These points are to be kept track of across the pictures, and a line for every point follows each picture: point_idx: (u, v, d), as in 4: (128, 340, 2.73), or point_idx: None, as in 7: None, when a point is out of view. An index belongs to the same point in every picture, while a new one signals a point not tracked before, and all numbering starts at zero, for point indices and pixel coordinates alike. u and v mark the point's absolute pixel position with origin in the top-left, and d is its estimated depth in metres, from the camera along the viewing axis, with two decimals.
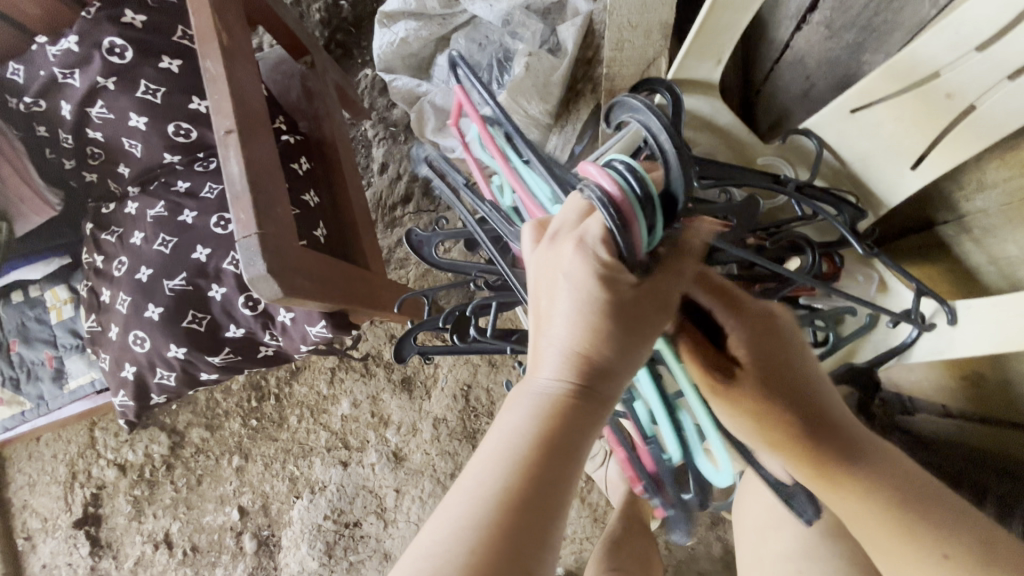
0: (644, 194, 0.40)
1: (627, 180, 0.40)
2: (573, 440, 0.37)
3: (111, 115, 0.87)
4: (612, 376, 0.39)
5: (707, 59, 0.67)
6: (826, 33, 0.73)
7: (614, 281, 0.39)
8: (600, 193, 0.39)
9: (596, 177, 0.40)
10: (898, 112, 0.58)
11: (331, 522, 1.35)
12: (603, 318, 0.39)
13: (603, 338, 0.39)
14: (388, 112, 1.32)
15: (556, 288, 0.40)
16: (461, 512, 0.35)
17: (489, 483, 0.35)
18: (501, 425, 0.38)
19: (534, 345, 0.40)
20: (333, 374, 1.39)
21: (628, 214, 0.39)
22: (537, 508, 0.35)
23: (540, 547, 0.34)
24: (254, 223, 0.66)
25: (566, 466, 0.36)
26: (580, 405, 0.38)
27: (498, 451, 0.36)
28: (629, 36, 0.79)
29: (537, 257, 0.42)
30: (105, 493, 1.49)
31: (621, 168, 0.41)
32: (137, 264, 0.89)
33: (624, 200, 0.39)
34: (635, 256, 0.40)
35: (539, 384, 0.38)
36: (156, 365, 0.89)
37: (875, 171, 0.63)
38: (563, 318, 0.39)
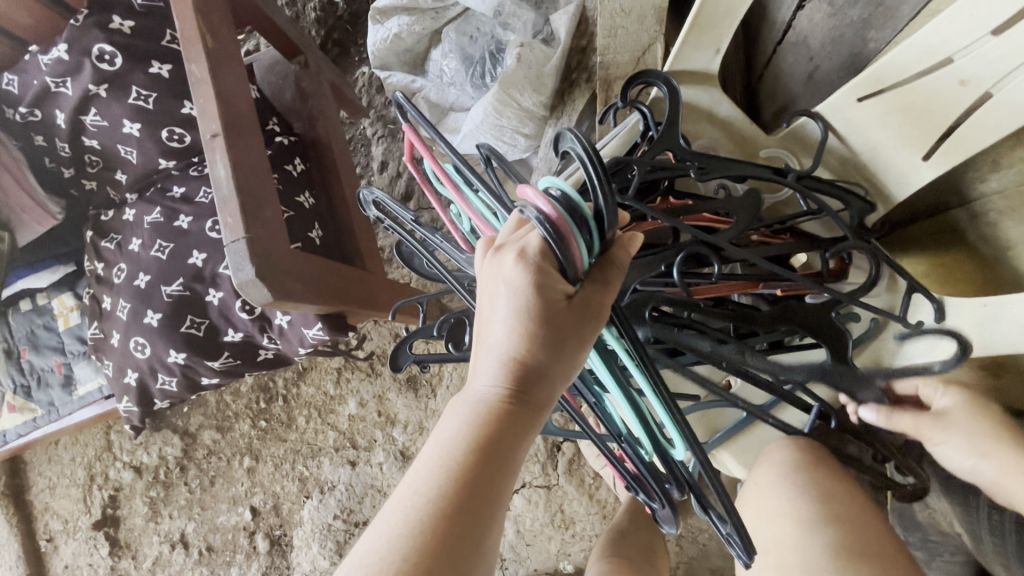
0: (579, 211, 0.36)
1: (563, 201, 0.37)
2: (508, 446, 0.38)
3: (105, 122, 0.87)
4: (549, 380, 0.39)
5: (705, 48, 0.64)
6: (830, 11, 0.70)
7: (549, 286, 0.37)
8: (538, 214, 0.37)
9: (533, 199, 0.37)
10: (906, 103, 0.55)
11: (341, 522, 1.36)
12: (537, 325, 0.38)
13: (538, 345, 0.38)
14: (386, 109, 1.31)
15: (493, 294, 0.39)
16: (394, 517, 0.36)
17: (422, 491, 0.37)
18: (440, 432, 0.39)
19: (474, 352, 0.40)
20: (339, 374, 1.39)
21: (564, 232, 0.36)
22: (468, 515, 0.36)
23: (471, 550, 0.36)
24: (241, 227, 0.65)
25: (498, 472, 0.38)
26: (514, 413, 0.38)
27: (434, 459, 0.38)
28: (622, 22, 0.77)
29: (480, 265, 0.41)
30: (122, 494, 1.51)
31: (558, 187, 0.37)
32: (135, 271, 0.89)
33: (559, 220, 0.36)
34: (575, 269, 0.37)
35: (476, 392, 0.39)
36: (157, 371, 0.89)
37: (882, 160, 0.60)
38: (497, 326, 0.38)
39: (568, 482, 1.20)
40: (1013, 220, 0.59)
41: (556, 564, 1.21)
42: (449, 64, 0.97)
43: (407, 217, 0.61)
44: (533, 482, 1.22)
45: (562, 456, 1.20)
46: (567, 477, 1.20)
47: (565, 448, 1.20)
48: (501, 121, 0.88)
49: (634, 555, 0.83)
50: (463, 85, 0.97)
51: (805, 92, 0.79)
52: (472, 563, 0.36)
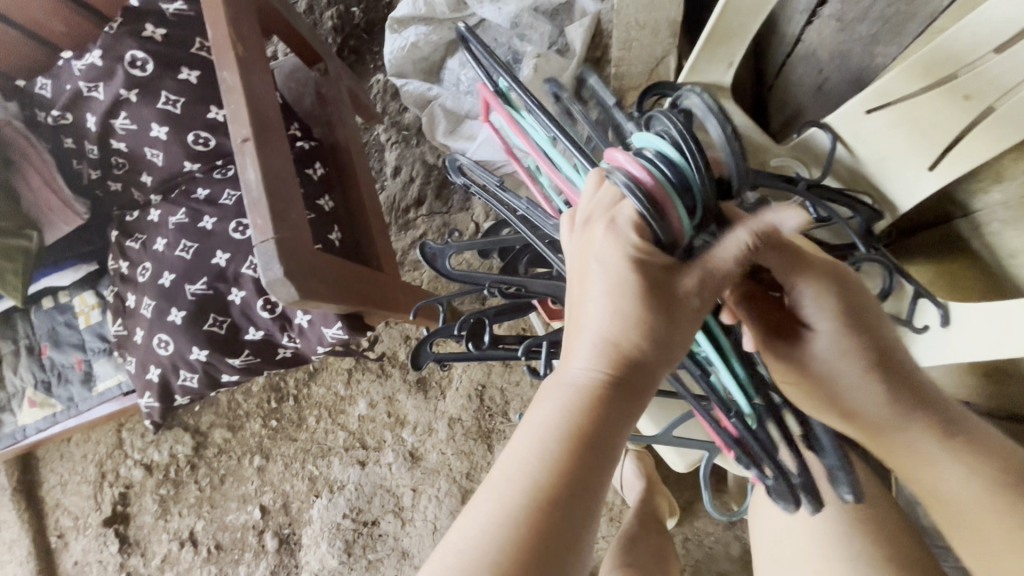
0: (680, 174, 0.39)
1: (655, 166, 0.40)
2: (609, 428, 0.38)
3: (134, 125, 0.90)
4: (650, 363, 0.39)
5: (719, 62, 0.67)
6: (838, 26, 0.72)
7: (651, 265, 0.39)
8: (627, 178, 0.39)
9: (623, 163, 0.40)
10: (913, 115, 0.58)
11: (350, 521, 1.38)
12: (637, 302, 0.39)
13: (637, 324, 0.39)
14: (401, 116, 1.35)
15: (588, 274, 0.40)
16: (494, 501, 0.37)
17: (521, 475, 0.37)
18: (533, 417, 0.39)
19: (567, 337, 0.41)
20: (350, 375, 1.41)
21: (659, 199, 0.39)
22: (569, 498, 0.36)
23: (571, 530, 0.36)
24: (271, 228, 0.68)
25: (599, 455, 0.38)
26: (614, 395, 0.39)
27: (530, 442, 0.38)
28: (636, 35, 0.80)
29: (575, 245, 0.43)
30: (133, 492, 1.53)
31: (651, 149, 0.41)
32: (160, 270, 0.92)
33: (656, 184, 0.39)
34: (673, 239, 0.40)
35: (571, 375, 0.39)
36: (179, 368, 0.92)
37: (888, 171, 0.63)
38: (593, 305, 0.40)
39: None
40: (1016, 231, 0.61)
41: None
42: (468, 73, 1.01)
43: (491, 180, 0.66)
44: None
45: None
46: None
47: None
48: None
49: (646, 561, 0.85)
50: (479, 93, 0.99)
51: (814, 104, 0.81)
52: (574, 543, 0.36)
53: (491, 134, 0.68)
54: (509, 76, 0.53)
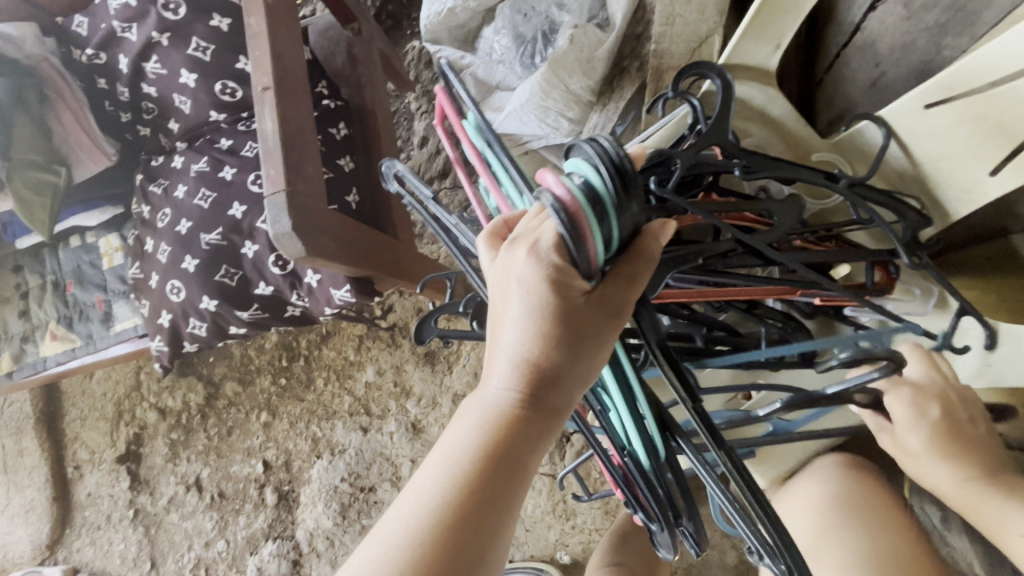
0: (602, 205, 0.33)
1: (584, 190, 0.34)
2: (519, 453, 0.37)
3: (164, 70, 0.90)
4: (564, 385, 0.37)
5: (766, 43, 0.61)
6: (905, 13, 0.65)
7: (568, 285, 0.36)
8: (553, 202, 0.34)
9: (551, 185, 0.35)
10: (982, 111, 0.51)
11: (347, 485, 1.39)
12: (553, 325, 0.36)
13: (553, 348, 0.36)
14: (433, 85, 1.32)
15: (507, 292, 0.37)
16: (398, 525, 0.36)
17: (426, 500, 0.36)
18: (449, 437, 0.38)
19: (488, 354, 0.39)
20: (360, 342, 1.42)
21: (580, 227, 0.34)
22: (473, 525, 0.35)
23: (471, 564, 0.34)
24: (283, 180, 0.67)
25: (508, 484, 0.36)
26: (528, 418, 0.37)
27: (441, 465, 0.37)
28: (681, 10, 0.74)
29: (495, 262, 0.39)
30: (146, 433, 1.59)
31: (582, 173, 0.34)
32: (178, 217, 0.92)
33: (576, 210, 0.33)
34: (590, 266, 0.35)
35: (488, 396, 0.38)
36: (189, 316, 0.92)
37: (942, 175, 0.58)
38: (511, 326, 0.37)
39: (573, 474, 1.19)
40: None
41: (552, 553, 1.21)
42: (500, 42, 0.96)
43: (423, 191, 0.60)
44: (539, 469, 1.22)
45: (570, 448, 1.19)
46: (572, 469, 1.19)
47: (574, 440, 1.19)
48: (547, 102, 0.87)
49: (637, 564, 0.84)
50: (512, 63, 0.96)
51: (867, 99, 0.75)
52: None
53: (453, 154, 0.63)
54: (475, 109, 0.50)
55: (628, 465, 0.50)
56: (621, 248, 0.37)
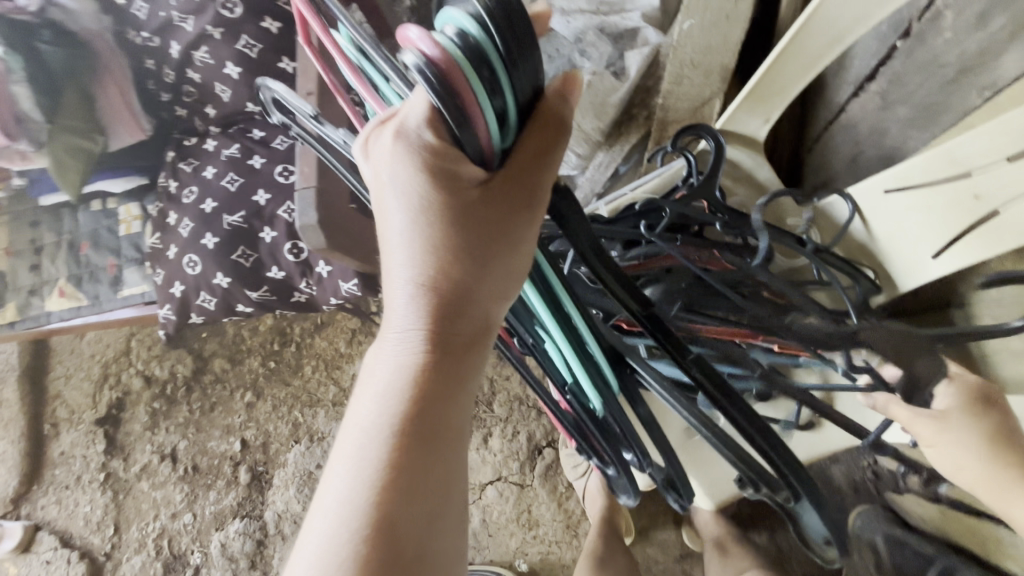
0: (482, 59, 0.28)
1: (456, 45, 0.28)
2: (443, 364, 0.39)
3: (212, 60, 0.97)
4: (473, 289, 0.38)
5: (756, 116, 0.69)
6: (881, 103, 0.74)
7: (454, 184, 0.35)
8: (421, 66, 0.28)
9: (415, 44, 0.28)
10: (926, 204, 0.60)
11: (321, 472, 1.43)
12: (446, 231, 0.37)
13: (453, 255, 0.37)
14: None
15: (393, 208, 0.37)
16: (353, 456, 0.39)
17: (369, 429, 0.39)
18: (376, 369, 0.40)
19: (388, 278, 0.40)
20: (353, 335, 1.48)
21: (461, 91, 0.29)
22: (420, 432, 0.38)
23: (430, 465, 0.38)
24: (315, 176, 0.73)
25: (439, 392, 0.39)
26: (442, 331, 0.38)
27: (377, 395, 0.39)
28: (688, 73, 0.83)
29: (372, 176, 0.38)
30: (129, 399, 1.61)
31: (455, 25, 0.28)
32: (204, 195, 0.98)
33: (451, 71, 0.28)
34: (478, 145, 0.33)
35: (401, 321, 0.39)
36: (201, 289, 0.98)
37: (894, 251, 0.66)
38: (405, 250, 0.38)
39: (540, 486, 1.26)
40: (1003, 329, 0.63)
41: (511, 561, 1.25)
42: None
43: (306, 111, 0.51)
44: (509, 477, 1.27)
45: (541, 460, 1.26)
46: (541, 481, 1.26)
47: (546, 453, 1.26)
48: None
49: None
50: None
51: (846, 173, 0.84)
52: (441, 471, 0.39)
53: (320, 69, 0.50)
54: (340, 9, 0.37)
55: (573, 402, 0.58)
56: (520, 123, 0.33)
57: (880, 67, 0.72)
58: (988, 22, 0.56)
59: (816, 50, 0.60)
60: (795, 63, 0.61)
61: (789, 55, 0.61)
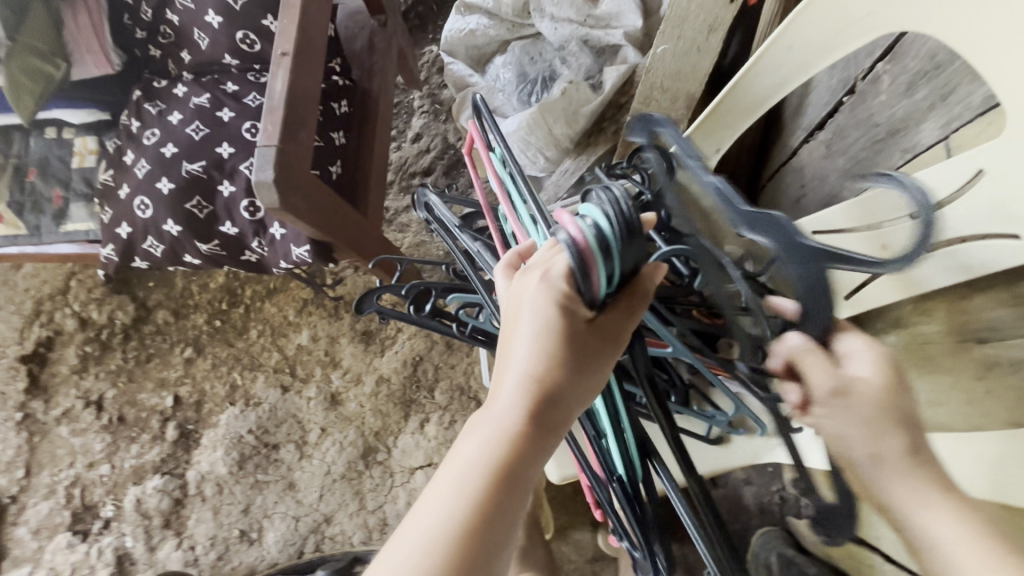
0: (609, 246, 0.39)
1: (595, 233, 0.39)
2: (525, 459, 0.40)
3: (192, 5, 0.95)
4: (564, 399, 0.42)
5: (708, 146, 0.74)
6: (825, 152, 0.79)
7: (573, 309, 0.42)
8: (567, 239, 0.40)
9: (566, 225, 0.40)
10: (841, 247, 0.65)
11: (252, 437, 1.41)
12: (558, 343, 0.42)
13: (556, 361, 0.42)
14: (439, 90, 1.42)
15: (520, 313, 0.43)
16: (416, 533, 0.37)
17: (441, 512, 0.38)
18: (459, 447, 0.41)
19: (496, 369, 0.44)
20: (304, 305, 1.47)
21: (588, 262, 0.39)
22: (490, 525, 0.38)
23: (490, 563, 0.37)
24: (278, 136, 0.74)
25: (521, 489, 0.39)
26: (535, 427, 0.41)
27: (454, 473, 0.39)
28: (657, 95, 0.87)
29: (509, 292, 0.45)
30: (60, 339, 1.55)
31: (592, 219, 0.40)
32: (166, 140, 0.97)
33: (585, 247, 0.39)
34: (592, 296, 0.41)
35: (498, 408, 0.41)
36: (149, 234, 0.96)
37: (814, 288, 0.71)
38: (524, 347, 0.42)
39: None
40: None
41: None
42: (505, 74, 1.07)
43: (451, 221, 0.71)
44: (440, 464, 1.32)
45: None
46: None
47: None
48: (529, 138, 0.98)
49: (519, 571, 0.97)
50: (511, 96, 1.06)
51: (789, 213, 0.89)
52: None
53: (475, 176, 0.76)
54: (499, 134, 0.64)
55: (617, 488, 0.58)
56: (621, 285, 0.43)
57: (828, 118, 0.77)
58: (916, 90, 0.62)
59: (762, 91, 0.65)
60: (744, 99, 0.66)
61: (738, 91, 0.66)
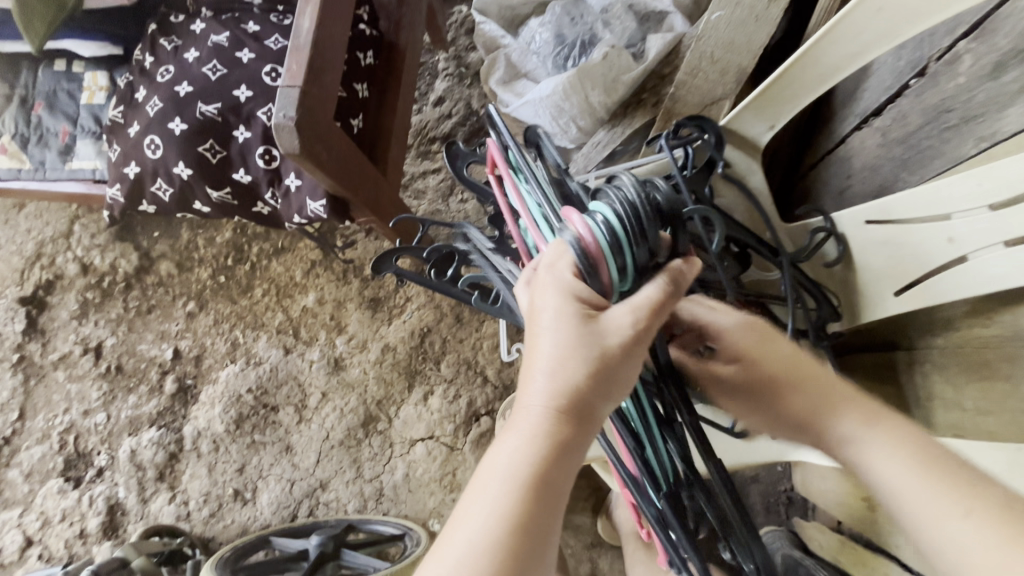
0: (619, 238, 0.40)
1: (605, 229, 0.41)
2: (557, 467, 0.38)
3: None
4: (593, 402, 0.40)
5: (762, 121, 0.69)
6: (881, 140, 0.74)
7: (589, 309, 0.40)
8: (576, 238, 0.41)
9: (575, 224, 0.41)
10: (899, 239, 0.61)
11: (251, 397, 1.38)
12: (580, 346, 0.39)
13: (579, 365, 0.39)
14: (466, 53, 1.36)
15: (536, 318, 0.41)
16: (455, 558, 0.36)
17: (478, 533, 0.36)
18: (487, 466, 0.39)
19: (518, 380, 0.41)
20: (311, 267, 1.43)
21: (597, 258, 0.40)
22: (528, 537, 0.37)
23: (534, 574, 0.36)
24: (301, 78, 0.69)
25: (554, 496, 0.38)
26: (564, 433, 0.39)
27: (488, 491, 0.38)
28: (705, 67, 0.82)
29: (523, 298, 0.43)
30: (61, 283, 1.51)
31: (603, 214, 0.41)
32: (180, 78, 0.92)
33: (594, 245, 0.40)
34: (602, 290, 0.42)
35: (523, 421, 0.39)
36: (158, 176, 0.91)
37: (862, 284, 0.66)
38: (546, 354, 0.40)
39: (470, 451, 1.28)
40: (940, 374, 0.66)
41: (425, 518, 1.27)
42: (542, 34, 1.01)
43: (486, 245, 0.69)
44: (441, 438, 1.30)
45: (476, 427, 1.28)
46: (471, 446, 1.28)
47: (482, 421, 1.28)
48: (563, 103, 0.93)
49: None
50: (546, 59, 1.00)
51: (832, 204, 0.84)
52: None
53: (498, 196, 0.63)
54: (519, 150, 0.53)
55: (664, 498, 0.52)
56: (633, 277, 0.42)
57: (889, 103, 0.72)
58: (1003, 72, 0.56)
59: (835, 61, 0.60)
60: (812, 70, 0.61)
61: (805, 61, 0.60)
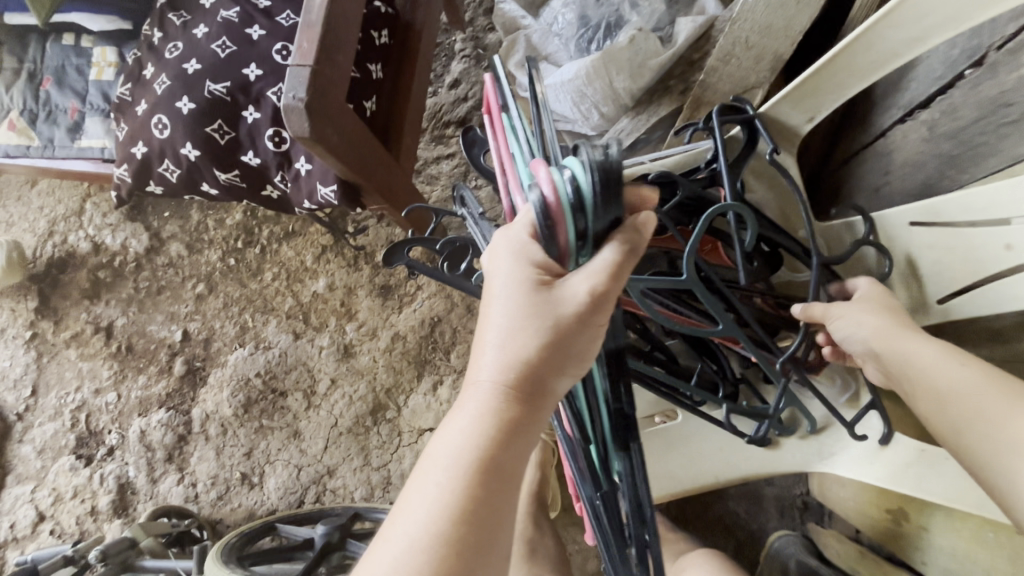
0: (583, 204, 0.34)
1: (570, 188, 0.34)
2: (511, 436, 0.38)
3: None
4: (546, 371, 0.39)
5: (801, 112, 0.64)
6: (927, 135, 0.69)
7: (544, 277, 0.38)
8: (539, 198, 0.35)
9: (541, 181, 0.35)
10: (949, 242, 0.58)
11: (260, 381, 1.38)
12: (533, 315, 0.38)
13: (530, 334, 0.38)
14: (484, 34, 1.31)
15: (492, 283, 0.40)
16: (410, 524, 0.37)
17: (430, 498, 0.37)
18: (444, 432, 0.40)
19: (475, 348, 0.41)
20: (322, 252, 1.41)
21: (557, 220, 0.34)
22: (481, 504, 0.37)
23: (485, 538, 0.37)
24: (312, 57, 0.65)
25: (508, 464, 0.38)
26: (518, 402, 0.39)
27: (441, 458, 0.38)
28: (739, 53, 0.77)
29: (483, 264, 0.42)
30: (72, 262, 1.51)
31: (572, 171, 0.34)
32: (189, 54, 0.88)
33: (556, 205, 0.34)
34: (561, 252, 0.37)
35: (478, 389, 0.39)
36: (165, 156, 0.89)
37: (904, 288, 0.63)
38: (497, 322, 0.39)
39: None
40: None
41: None
42: (565, 14, 0.96)
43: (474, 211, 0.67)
44: None
45: None
46: None
47: None
48: (586, 89, 0.88)
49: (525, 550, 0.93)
50: (568, 41, 0.95)
51: (867, 202, 0.80)
52: (491, 551, 0.37)
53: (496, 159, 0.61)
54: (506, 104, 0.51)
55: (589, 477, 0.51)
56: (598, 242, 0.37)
57: (938, 95, 0.67)
58: None
59: (890, 47, 0.55)
60: (864, 56, 0.56)
61: (857, 47, 0.55)
